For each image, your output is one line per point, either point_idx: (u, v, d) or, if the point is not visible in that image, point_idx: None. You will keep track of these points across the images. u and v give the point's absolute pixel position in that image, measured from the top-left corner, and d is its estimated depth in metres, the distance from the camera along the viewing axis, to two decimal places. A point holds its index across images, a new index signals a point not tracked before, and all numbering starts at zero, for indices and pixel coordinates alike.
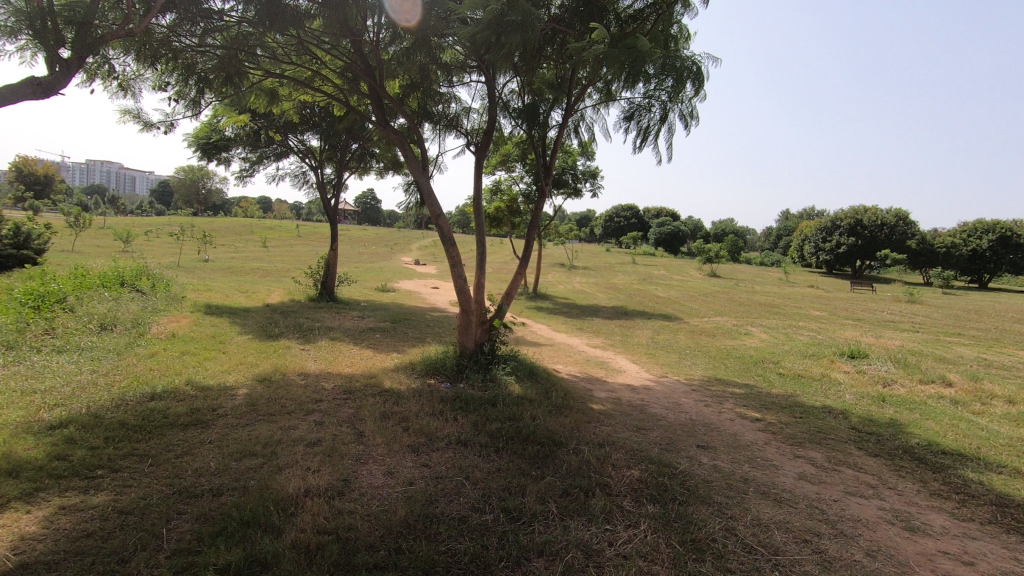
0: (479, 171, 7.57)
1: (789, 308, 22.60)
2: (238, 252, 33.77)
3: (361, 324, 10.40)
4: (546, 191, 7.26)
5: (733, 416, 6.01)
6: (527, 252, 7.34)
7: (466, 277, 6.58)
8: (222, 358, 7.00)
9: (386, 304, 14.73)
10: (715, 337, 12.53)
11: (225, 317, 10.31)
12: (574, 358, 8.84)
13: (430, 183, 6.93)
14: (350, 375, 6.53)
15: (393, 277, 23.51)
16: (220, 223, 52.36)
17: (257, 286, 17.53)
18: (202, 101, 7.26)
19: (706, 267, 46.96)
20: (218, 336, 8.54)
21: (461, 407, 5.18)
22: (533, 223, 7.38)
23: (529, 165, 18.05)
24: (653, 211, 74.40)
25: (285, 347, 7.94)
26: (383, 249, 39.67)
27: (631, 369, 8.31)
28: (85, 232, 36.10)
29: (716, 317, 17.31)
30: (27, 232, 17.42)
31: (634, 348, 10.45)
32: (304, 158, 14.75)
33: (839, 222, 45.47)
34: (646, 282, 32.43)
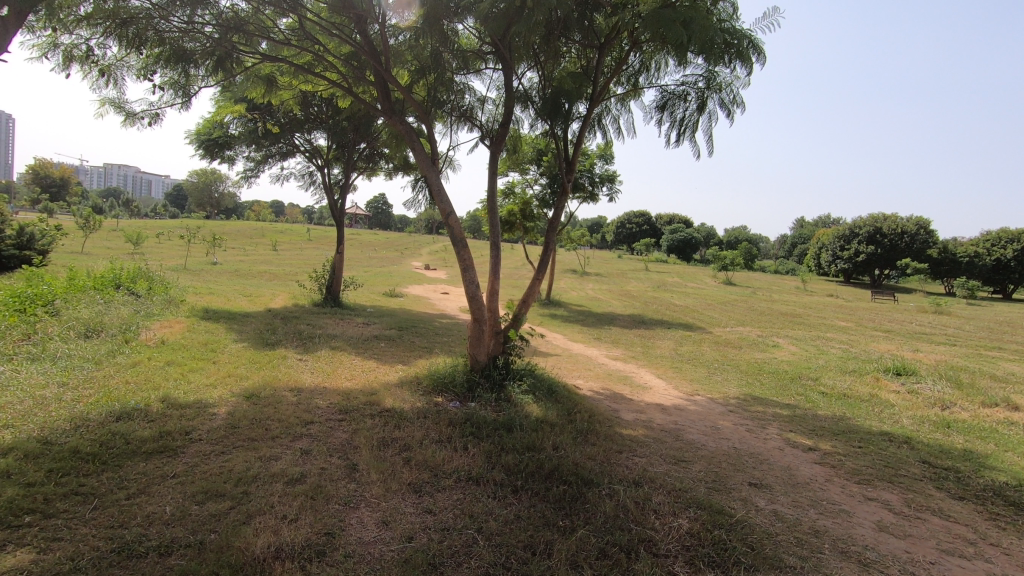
0: (494, 166, 6.88)
1: (811, 318, 21.67)
2: (248, 255, 33.56)
3: (366, 332, 9.75)
4: (567, 188, 6.52)
5: (782, 445, 5.26)
6: (546, 258, 6.63)
7: (479, 282, 5.91)
8: (209, 370, 6.37)
9: (394, 310, 14.10)
10: (742, 350, 11.72)
11: (222, 322, 9.73)
12: (595, 372, 8.11)
13: (440, 179, 6.26)
14: (348, 391, 5.87)
15: (403, 282, 22.96)
16: (232, 226, 52.42)
17: (263, 289, 17.01)
18: (193, 89, 6.71)
19: (721, 275, 46.00)
20: (211, 344, 7.94)
21: (472, 433, 4.49)
22: (552, 226, 6.65)
23: (543, 167, 17.42)
24: (666, 218, 73.57)
25: (281, 357, 7.30)
26: (393, 254, 39.18)
27: (658, 386, 7.57)
28: (97, 234, 36.10)
29: (738, 327, 16.47)
30: (30, 233, 17.06)
31: (658, 361, 9.70)
32: (311, 158, 14.22)
33: (858, 230, 44.29)
34: (660, 290, 31.62)
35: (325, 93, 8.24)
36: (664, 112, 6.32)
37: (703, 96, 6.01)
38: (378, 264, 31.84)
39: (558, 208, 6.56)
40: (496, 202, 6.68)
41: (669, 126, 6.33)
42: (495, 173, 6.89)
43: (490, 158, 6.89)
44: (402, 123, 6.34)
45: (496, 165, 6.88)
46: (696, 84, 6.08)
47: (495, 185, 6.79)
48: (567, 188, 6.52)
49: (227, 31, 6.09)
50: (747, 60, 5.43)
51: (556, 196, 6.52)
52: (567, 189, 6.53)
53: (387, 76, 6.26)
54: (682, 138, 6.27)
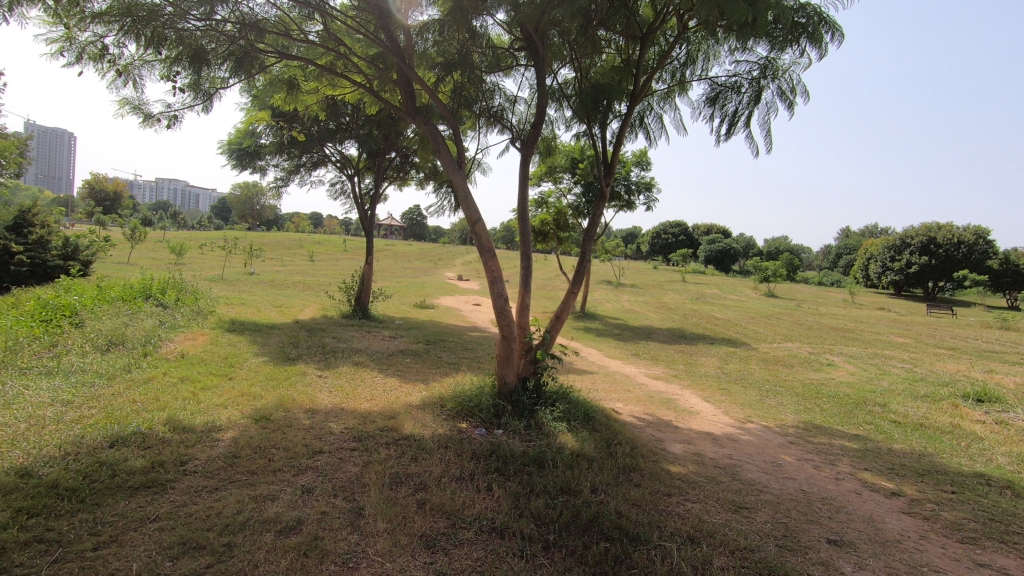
0: (526, 171, 6.36)
1: (864, 333, 20.32)
2: (286, 266, 34.08)
3: (391, 346, 9.33)
4: (605, 194, 5.94)
5: (858, 487, 4.52)
6: (581, 270, 6.06)
7: (507, 296, 5.38)
8: (224, 387, 6.03)
9: (423, 322, 13.71)
10: (794, 369, 10.81)
11: (247, 335, 9.48)
12: (635, 393, 7.45)
13: (467, 185, 5.78)
14: (365, 414, 5.40)
15: (434, 293, 22.70)
16: (272, 237, 53.63)
17: (294, 300, 16.93)
18: (213, 92, 6.44)
19: (762, 287, 44.31)
20: (232, 358, 7.64)
21: (498, 470, 3.94)
22: (588, 235, 6.07)
23: (577, 174, 16.89)
24: (703, 228, 71.83)
25: (300, 373, 6.92)
26: (427, 265, 39.15)
27: (706, 411, 6.86)
28: (143, 245, 37.39)
29: (786, 343, 15.43)
30: (74, 243, 17.52)
31: (703, 381, 8.93)
32: (342, 168, 14.09)
33: (910, 239, 41.99)
34: (698, 302, 30.49)
35: (350, 98, 7.92)
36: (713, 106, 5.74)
37: (758, 85, 5.43)
38: (411, 274, 31.74)
39: (595, 215, 5.98)
40: (526, 209, 6.17)
41: (719, 120, 5.74)
42: (527, 177, 6.37)
43: (522, 161, 6.38)
44: (427, 124, 5.90)
45: (528, 168, 6.37)
46: (749, 74, 5.51)
47: (526, 191, 6.27)
48: (605, 194, 5.94)
49: (246, 30, 5.80)
50: (819, 40, 4.79)
51: (592, 202, 5.95)
52: (605, 195, 5.94)
53: (412, 74, 5.83)
54: (735, 133, 5.68)
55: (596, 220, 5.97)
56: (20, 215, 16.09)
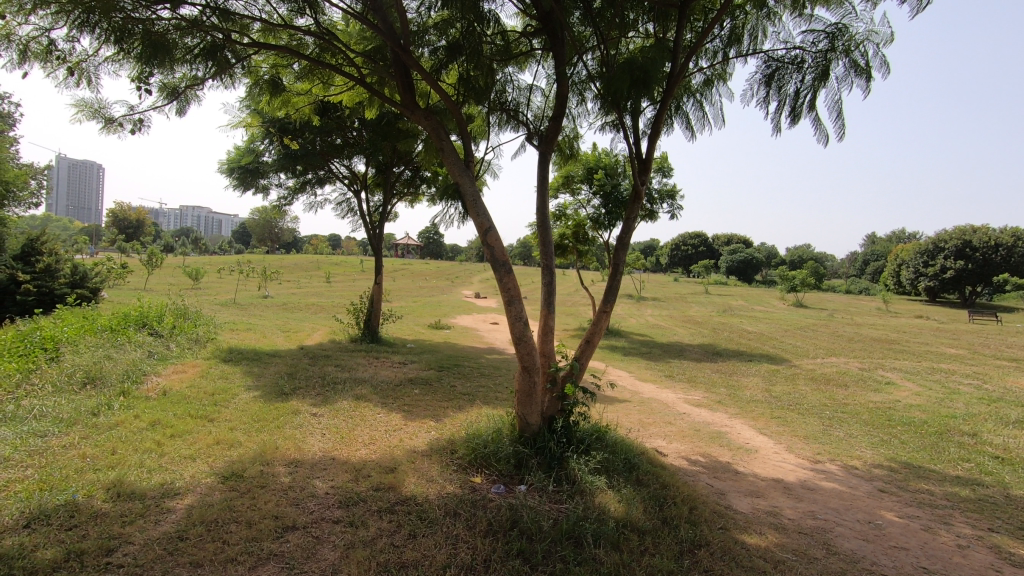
0: (546, 170, 5.45)
1: (910, 345, 18.84)
2: (300, 288, 33.64)
3: (400, 374, 8.42)
4: (641, 193, 4.98)
5: (993, 560, 3.46)
6: (613, 284, 5.11)
7: (527, 317, 4.48)
8: (199, 432, 5.17)
9: (437, 345, 12.81)
10: (851, 390, 9.61)
11: (243, 365, 8.67)
12: (679, 426, 6.42)
13: (475, 186, 4.87)
14: (361, 464, 4.51)
15: (451, 312, 21.83)
16: (289, 260, 53.60)
17: (303, 324, 16.17)
18: (186, 92, 5.73)
19: (789, 298, 42.60)
20: (219, 394, 6.81)
21: (521, 553, 3.03)
22: (620, 245, 5.14)
23: (596, 184, 16.01)
24: (723, 239, 70.27)
25: (291, 412, 6.04)
26: (443, 283, 38.49)
27: (766, 448, 5.80)
28: (160, 272, 37.37)
29: (830, 359, 14.16)
30: (82, 270, 17.02)
31: (752, 407, 7.84)
32: (349, 184, 13.44)
33: (943, 244, 40.09)
34: (725, 315, 29.15)
35: (345, 99, 7.15)
36: (769, 87, 4.82)
37: (826, 59, 4.50)
38: (427, 293, 30.98)
39: (630, 219, 5.04)
40: (546, 217, 5.27)
41: (778, 103, 4.81)
42: (547, 177, 5.45)
43: (541, 159, 5.48)
44: (429, 119, 5.04)
45: (548, 168, 5.46)
46: (815, 46, 4.58)
47: (547, 194, 5.36)
48: (641, 193, 4.98)
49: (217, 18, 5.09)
50: None
51: (626, 203, 5.01)
52: (641, 195, 4.99)
53: (409, 60, 4.98)
54: (797, 118, 4.74)
55: (631, 224, 5.03)
56: (27, 242, 15.75)
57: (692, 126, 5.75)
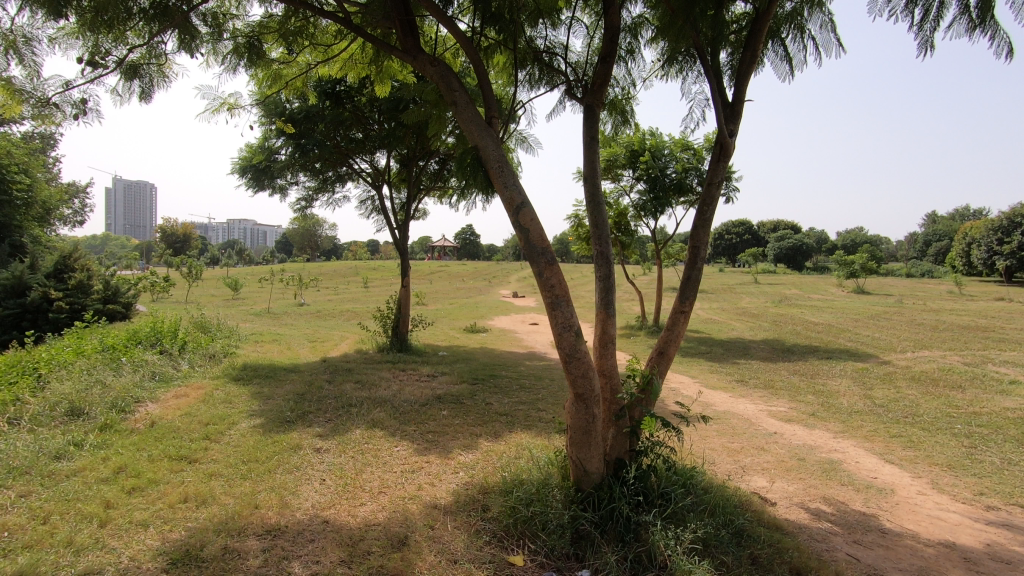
0: (594, 128, 4.15)
1: (1009, 333, 16.41)
2: (338, 294, 33.21)
3: (427, 392, 7.23)
4: (729, 145, 3.62)
5: None
6: (693, 276, 3.78)
7: (578, 328, 3.26)
8: (168, 483, 4.11)
9: (472, 351, 11.59)
10: (971, 394, 7.86)
11: (253, 385, 7.68)
12: (776, 454, 5.00)
13: (501, 149, 3.55)
14: (363, 532, 3.36)
15: (488, 313, 20.70)
16: (328, 266, 53.81)
17: (332, 333, 15.31)
18: (147, 70, 4.78)
19: (849, 284, 39.63)
20: (215, 424, 5.78)
21: None
22: (700, 223, 3.80)
23: (640, 168, 14.58)
24: (769, 225, 67.02)
25: (290, 448, 4.93)
26: (480, 283, 37.35)
27: (905, 485, 4.33)
28: (203, 284, 37.78)
29: (923, 352, 12.21)
30: (117, 285, 16.17)
31: (859, 420, 6.29)
32: (373, 182, 12.51)
33: (1020, 219, 36.27)
34: (783, 305, 26.99)
35: (343, 69, 5.99)
36: None
37: None
38: (464, 294, 29.98)
39: (712, 183, 3.70)
40: (597, 188, 4.00)
41: (927, 11, 3.44)
42: (596, 136, 4.14)
43: (587, 114, 4.19)
44: (435, 61, 3.76)
45: (597, 126, 4.15)
46: None
47: (596, 159, 4.07)
48: (730, 145, 3.64)
49: None
50: None
51: (709, 163, 3.68)
52: (731, 148, 3.64)
53: None
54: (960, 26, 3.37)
55: (714, 191, 3.69)
56: (60, 259, 15.34)
57: (792, 60, 4.38)
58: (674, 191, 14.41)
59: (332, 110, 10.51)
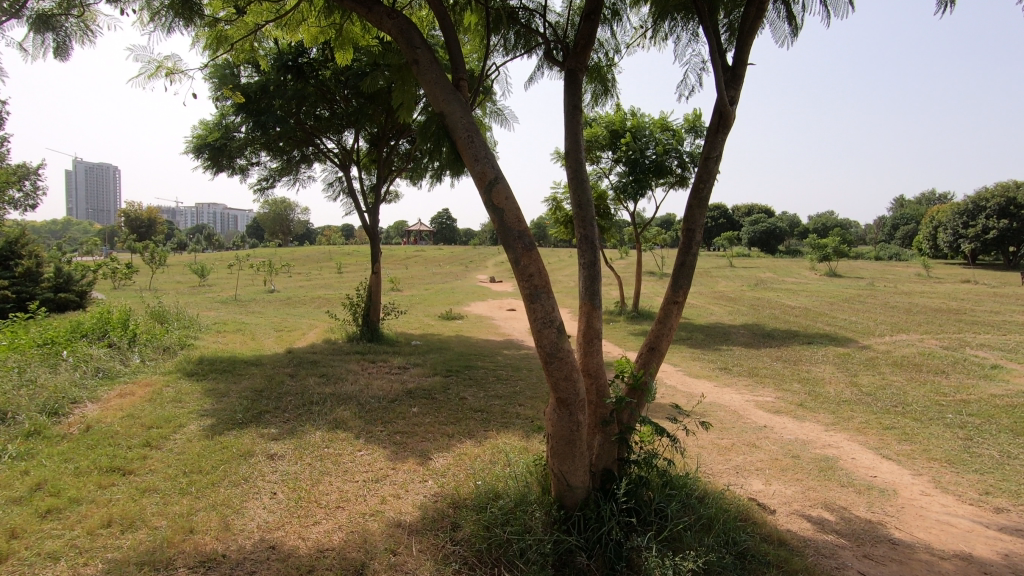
0: (576, 96, 3.69)
1: (980, 315, 16.58)
2: (311, 280, 32.30)
3: (397, 386, 6.77)
4: (728, 114, 3.24)
5: None
6: (688, 262, 3.39)
7: (561, 324, 2.84)
8: (93, 501, 3.58)
9: (447, 340, 11.13)
10: (956, 380, 7.70)
11: (208, 381, 7.10)
12: (769, 451, 4.69)
13: (470, 116, 3.06)
14: (314, 561, 2.91)
15: (465, 299, 20.23)
16: (300, 251, 52.51)
17: (301, 322, 14.65)
18: (65, 23, 4.13)
19: (822, 267, 40.11)
20: (158, 428, 5.22)
21: None
22: (695, 202, 3.40)
23: (619, 150, 14.17)
24: (744, 209, 67.58)
25: (240, 455, 4.43)
26: (457, 268, 36.70)
27: (908, 485, 4.04)
28: (169, 271, 36.39)
29: (901, 337, 12.15)
30: (70, 272, 15.17)
31: (849, 411, 6.04)
32: (341, 163, 11.83)
33: (984, 202, 37.00)
34: (758, 289, 27.09)
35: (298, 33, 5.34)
36: None
37: None
38: (440, 279, 29.38)
39: (709, 158, 3.31)
40: (580, 164, 3.57)
41: None
42: (579, 105, 3.69)
43: (568, 80, 3.72)
44: (393, 14, 3.21)
45: (580, 93, 3.69)
46: None
47: (579, 131, 3.63)
48: (730, 114, 3.26)
49: None
50: None
51: (706, 135, 3.28)
52: (731, 117, 3.25)
53: None
54: None
55: (711, 166, 3.30)
56: (6, 245, 13.94)
57: (794, 21, 4.02)
58: (654, 173, 14.02)
59: (294, 84, 9.75)
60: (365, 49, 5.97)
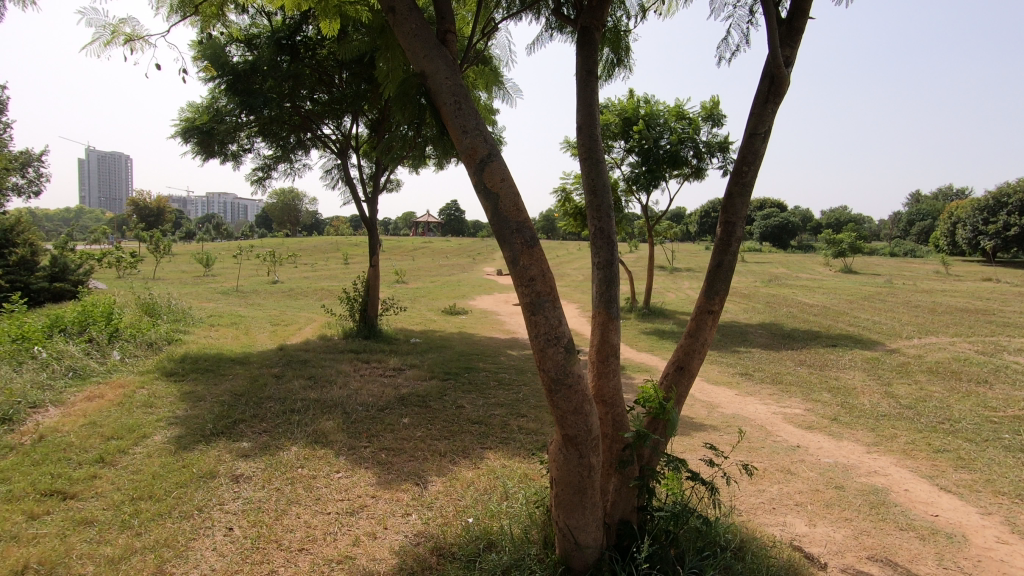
0: (591, 59, 3.07)
1: (1008, 317, 15.79)
2: (316, 271, 31.81)
3: (389, 391, 6.20)
4: (784, 78, 2.62)
5: None
6: (727, 263, 2.77)
7: (568, 344, 2.23)
8: (12, 539, 3.03)
9: (449, 338, 10.56)
10: (1001, 391, 7.03)
11: (187, 382, 6.55)
12: (808, 480, 4.07)
13: (460, 78, 2.44)
14: None
15: (470, 293, 19.65)
16: (307, 242, 52.06)
17: (299, 315, 14.12)
18: None
19: (836, 263, 39.15)
20: (119, 439, 4.67)
21: None
22: (737, 189, 2.78)
23: (632, 139, 13.48)
24: (756, 203, 66.35)
25: (201, 477, 3.88)
26: (465, 260, 36.15)
27: (979, 530, 3.41)
28: (175, 260, 36.02)
29: (930, 340, 11.43)
30: (66, 261, 14.50)
31: (890, 428, 5.41)
32: (339, 151, 11.20)
33: (1006, 198, 35.82)
34: (772, 285, 26.31)
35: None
36: None
37: None
38: (446, 272, 28.77)
39: (755, 134, 2.69)
40: (594, 141, 2.95)
41: None
42: (594, 71, 3.07)
43: (581, 40, 3.09)
44: None
45: (595, 57, 3.06)
46: None
47: (593, 103, 3.01)
48: (785, 78, 2.64)
49: None
50: None
51: (754, 105, 2.67)
52: (786, 82, 2.64)
53: None
54: None
55: (758, 144, 2.68)
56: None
57: None
58: (668, 164, 13.34)
59: (288, 65, 9.12)
60: (355, 22, 5.31)
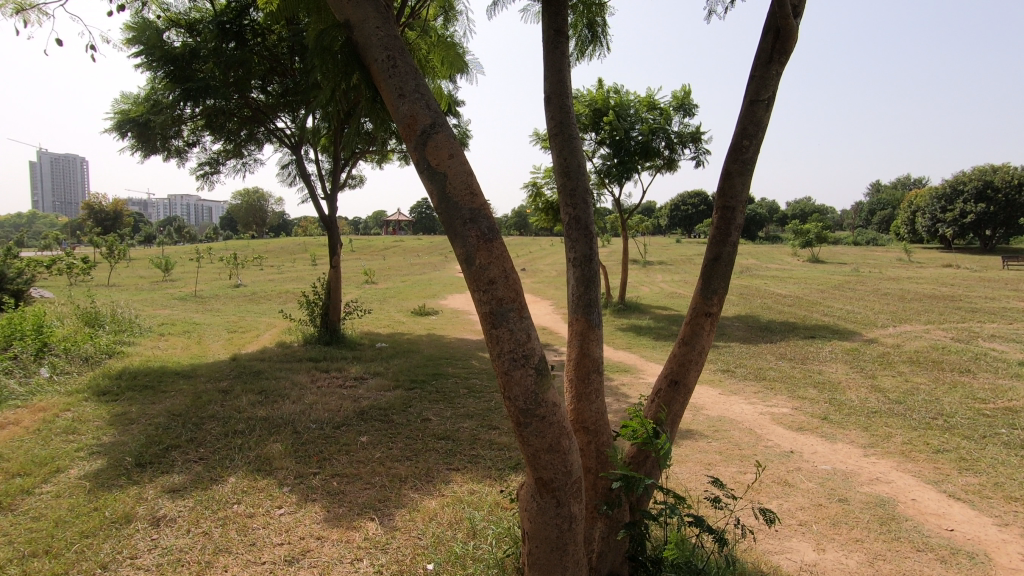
0: (560, 18, 2.60)
1: (975, 302, 15.93)
2: (281, 273, 30.70)
3: (348, 405, 5.65)
4: (790, 33, 2.21)
5: None
6: (727, 254, 2.35)
7: (541, 363, 1.76)
8: None
9: (418, 340, 10.00)
10: (986, 381, 6.82)
11: (119, 402, 5.86)
12: (807, 492, 3.70)
13: (396, 30, 1.93)
14: None
15: (442, 291, 19.03)
16: (273, 243, 50.47)
17: (259, 321, 13.30)
18: None
19: (804, 253, 39.64)
20: (25, 475, 4.02)
21: None
22: (737, 167, 2.36)
23: (603, 130, 13.10)
24: None
25: (115, 522, 3.30)
26: (437, 258, 35.45)
27: (1000, 546, 3.07)
28: (131, 266, 34.35)
29: (906, 328, 11.35)
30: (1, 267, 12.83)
31: (884, 427, 5.10)
32: (295, 145, 10.50)
33: (962, 186, 36.71)
34: (744, 276, 26.34)
35: None
36: None
37: None
38: (417, 271, 28.02)
39: (757, 101, 2.28)
40: (566, 115, 2.49)
41: None
42: (564, 31, 2.61)
43: None
44: None
45: (565, 15, 2.59)
46: None
47: (564, 69, 2.54)
48: (791, 32, 2.24)
49: None
50: None
51: (756, 67, 2.26)
52: (793, 36, 2.24)
53: None
54: None
55: (761, 113, 2.27)
56: None
57: None
58: (640, 155, 12.99)
59: (234, 51, 8.38)
60: None
